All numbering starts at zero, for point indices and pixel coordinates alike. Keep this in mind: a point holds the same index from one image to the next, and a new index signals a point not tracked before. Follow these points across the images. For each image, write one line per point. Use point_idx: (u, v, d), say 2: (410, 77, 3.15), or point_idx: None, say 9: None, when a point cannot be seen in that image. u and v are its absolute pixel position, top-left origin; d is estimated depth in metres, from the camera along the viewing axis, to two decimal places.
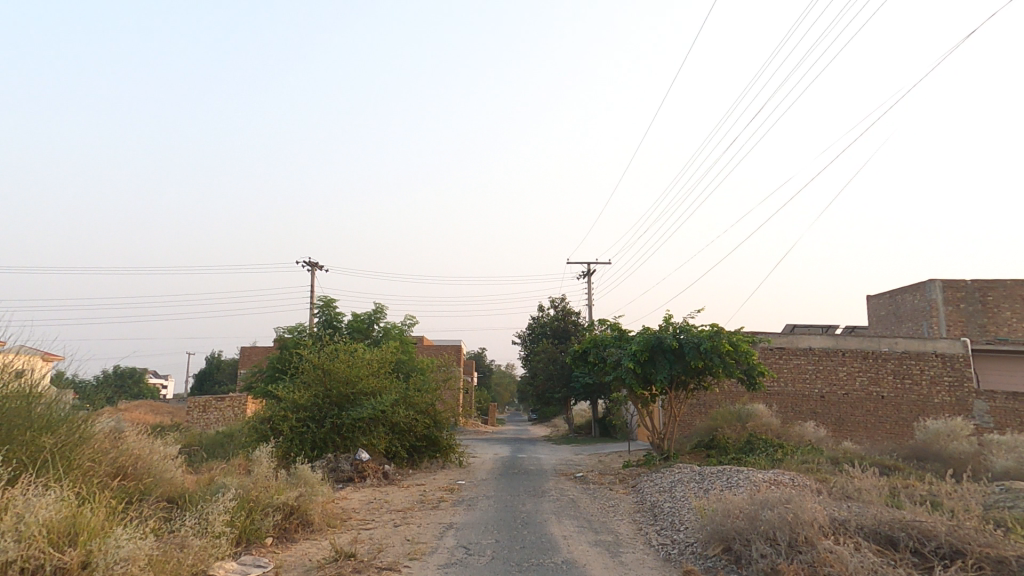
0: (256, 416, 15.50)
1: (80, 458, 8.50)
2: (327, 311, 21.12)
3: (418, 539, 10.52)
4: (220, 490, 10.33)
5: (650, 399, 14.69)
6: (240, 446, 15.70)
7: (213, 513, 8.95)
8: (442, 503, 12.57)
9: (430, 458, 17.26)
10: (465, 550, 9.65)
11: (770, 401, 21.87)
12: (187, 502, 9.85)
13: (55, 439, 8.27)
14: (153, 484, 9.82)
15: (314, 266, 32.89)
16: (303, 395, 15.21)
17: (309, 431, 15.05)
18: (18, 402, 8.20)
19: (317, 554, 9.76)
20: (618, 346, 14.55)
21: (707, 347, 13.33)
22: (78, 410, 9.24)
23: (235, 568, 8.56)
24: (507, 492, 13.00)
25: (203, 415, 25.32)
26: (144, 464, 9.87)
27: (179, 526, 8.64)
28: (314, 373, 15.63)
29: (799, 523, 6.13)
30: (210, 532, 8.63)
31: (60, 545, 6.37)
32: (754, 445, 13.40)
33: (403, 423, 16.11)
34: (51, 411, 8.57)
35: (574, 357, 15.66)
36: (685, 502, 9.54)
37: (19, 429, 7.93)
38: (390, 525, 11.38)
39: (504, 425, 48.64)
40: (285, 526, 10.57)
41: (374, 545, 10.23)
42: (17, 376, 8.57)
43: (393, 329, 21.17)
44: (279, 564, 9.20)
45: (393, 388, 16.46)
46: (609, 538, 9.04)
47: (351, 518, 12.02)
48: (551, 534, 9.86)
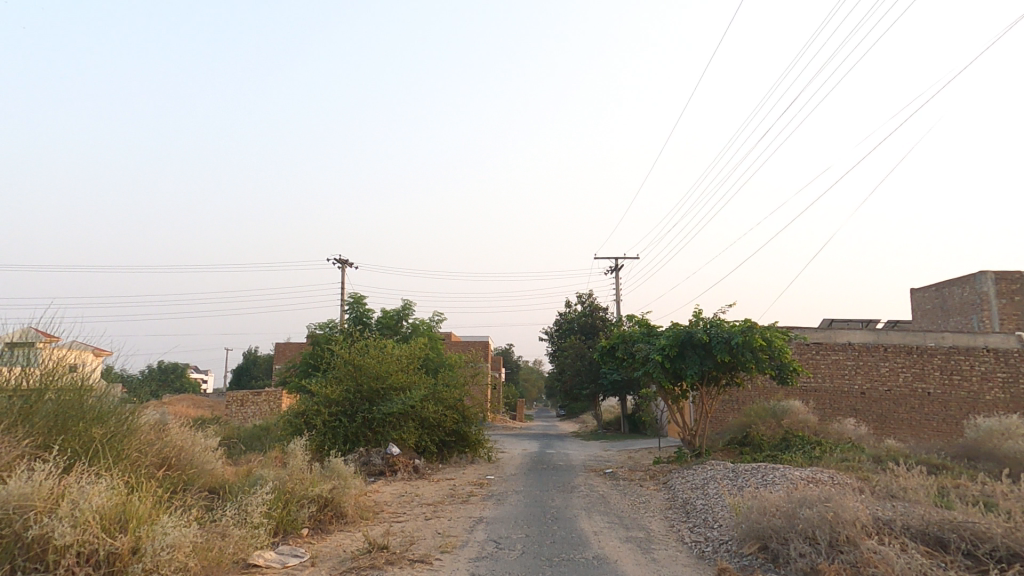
0: (291, 410, 15.91)
1: (128, 448, 8.90)
2: (357, 307, 21.45)
3: (449, 532, 10.66)
4: (258, 482, 10.68)
5: (681, 395, 14.47)
6: (276, 439, 16.11)
7: (252, 504, 9.24)
8: (472, 498, 12.67)
9: (460, 453, 17.44)
10: (496, 544, 9.71)
11: (807, 397, 21.26)
12: (227, 492, 10.21)
13: (105, 430, 8.69)
14: (195, 474, 10.22)
15: (345, 262, 33.53)
16: (335, 389, 15.56)
17: (341, 425, 15.39)
18: (71, 395, 8.65)
19: (351, 545, 9.99)
20: (647, 341, 14.41)
21: (738, 343, 13.04)
22: (125, 403, 9.69)
23: (273, 557, 8.88)
24: (536, 487, 13.04)
25: (240, 409, 26.10)
26: (187, 454, 10.30)
27: (221, 516, 8.97)
28: (345, 368, 15.97)
29: (840, 523, 5.97)
30: (249, 522, 8.93)
31: (112, 531, 6.68)
32: (790, 442, 13.07)
33: (432, 418, 16.29)
34: (101, 403, 9.03)
35: (601, 353, 15.51)
36: (718, 500, 9.37)
37: (74, 420, 8.38)
38: (421, 518, 11.54)
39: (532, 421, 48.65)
40: (320, 518, 10.84)
41: (406, 538, 10.41)
42: (71, 369, 9.02)
43: (422, 325, 21.39)
44: (315, 554, 9.44)
45: (422, 383, 16.66)
46: (640, 534, 8.98)
47: (383, 511, 12.24)
48: (581, 529, 9.84)
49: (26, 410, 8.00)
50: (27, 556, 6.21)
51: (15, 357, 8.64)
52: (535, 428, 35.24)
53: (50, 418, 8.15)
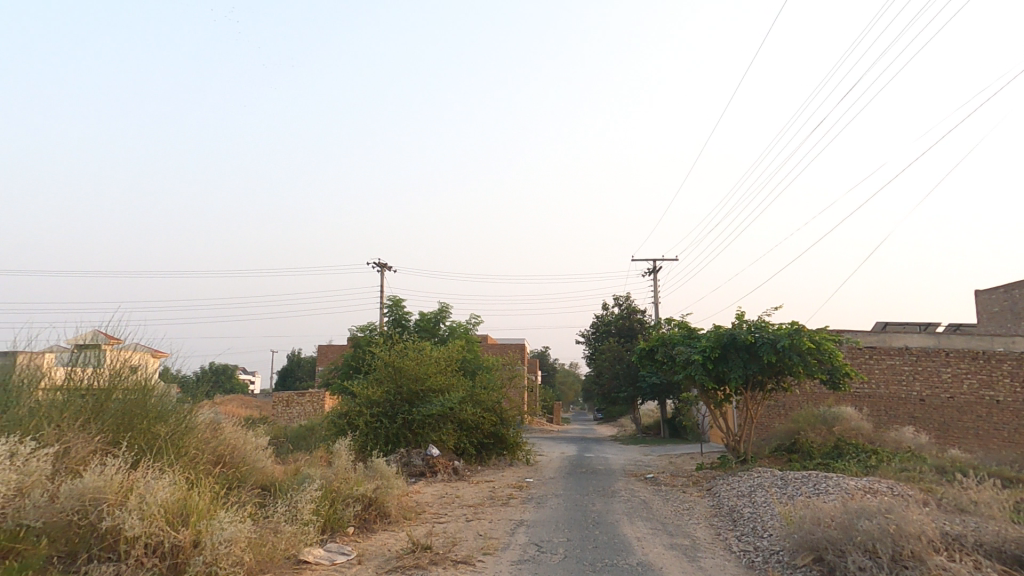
0: (335, 411, 16.34)
1: (188, 446, 9.44)
2: (396, 310, 21.84)
3: (490, 534, 10.75)
4: (306, 481, 11.03)
5: (723, 399, 14.13)
6: (320, 439, 16.57)
7: (302, 501, 9.57)
8: (512, 500, 12.73)
9: (498, 455, 17.52)
10: (537, 548, 9.73)
11: (861, 403, 20.41)
12: (278, 489, 10.58)
13: (167, 428, 9.23)
14: (248, 472, 10.67)
15: (383, 265, 34.33)
16: (375, 391, 15.91)
17: (382, 426, 15.70)
18: (136, 394, 9.18)
19: (396, 545, 10.19)
20: (687, 343, 14.14)
21: (785, 345, 12.64)
22: (183, 403, 10.21)
23: (322, 554, 9.21)
24: (576, 491, 12.97)
25: (286, 409, 26.92)
26: (239, 453, 10.78)
27: (272, 512, 9.34)
28: (385, 370, 16.32)
29: (903, 536, 5.73)
30: (299, 519, 9.27)
31: (175, 525, 7.04)
32: (843, 450, 12.59)
33: (470, 420, 16.45)
34: (162, 402, 9.55)
35: (640, 356, 15.30)
36: (767, 508, 9.11)
37: (139, 418, 8.94)
38: (462, 520, 11.68)
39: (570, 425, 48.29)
40: (365, 517, 11.14)
41: (448, 539, 10.56)
42: (134, 370, 9.57)
43: (459, 327, 21.63)
44: (361, 553, 9.70)
45: (460, 385, 16.86)
46: (685, 541, 8.83)
47: (425, 511, 12.43)
48: (623, 534, 9.76)
49: (97, 407, 8.55)
50: (101, 545, 6.63)
51: (86, 358, 9.21)
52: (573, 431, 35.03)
53: (118, 416, 8.71)
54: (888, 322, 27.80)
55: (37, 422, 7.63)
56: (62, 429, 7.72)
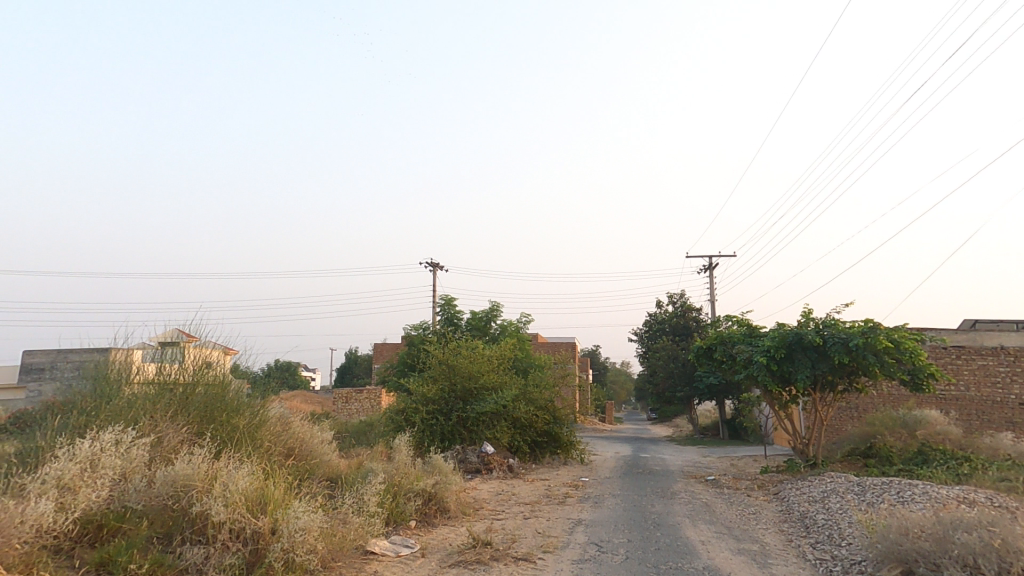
0: (392, 408, 16.80)
1: (262, 439, 9.97)
2: (448, 309, 22.20)
3: (549, 532, 10.75)
4: (369, 474, 11.38)
5: (789, 400, 13.57)
6: (379, 435, 17.08)
7: (368, 494, 9.89)
8: (568, 499, 12.69)
9: (552, 454, 17.53)
10: (598, 548, 9.65)
11: (946, 407, 19.13)
12: (344, 481, 10.97)
13: (243, 421, 9.79)
14: (316, 464, 11.15)
15: (435, 265, 35.01)
16: (431, 389, 16.23)
17: (438, 423, 16.00)
18: (216, 389, 9.78)
19: (456, 540, 10.36)
20: (748, 342, 13.64)
21: (859, 345, 11.99)
22: (257, 398, 10.80)
23: (388, 546, 9.49)
24: (633, 492, 12.78)
25: (345, 405, 27.88)
26: (308, 446, 11.28)
27: (341, 504, 9.70)
28: (439, 368, 16.62)
29: (1008, 551, 5.33)
30: (366, 510, 9.59)
31: (256, 512, 7.42)
32: (927, 456, 11.83)
33: (524, 418, 16.53)
34: (238, 396, 10.13)
35: (698, 355, 14.89)
36: (844, 515, 8.68)
37: (219, 412, 9.54)
38: (520, 517, 11.74)
39: (623, 425, 47.64)
40: (425, 511, 11.39)
41: (507, 535, 10.64)
42: (213, 366, 10.19)
43: (510, 326, 21.76)
44: (424, 546, 9.92)
45: (513, 383, 16.98)
46: (753, 547, 8.54)
47: (482, 507, 12.59)
48: (686, 537, 9.54)
49: (183, 401, 9.18)
50: (192, 529, 7.09)
51: (168, 354, 9.86)
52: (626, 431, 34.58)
53: (201, 409, 9.32)
54: (978, 320, 25.89)
55: (133, 413, 8.30)
56: (154, 420, 8.43)
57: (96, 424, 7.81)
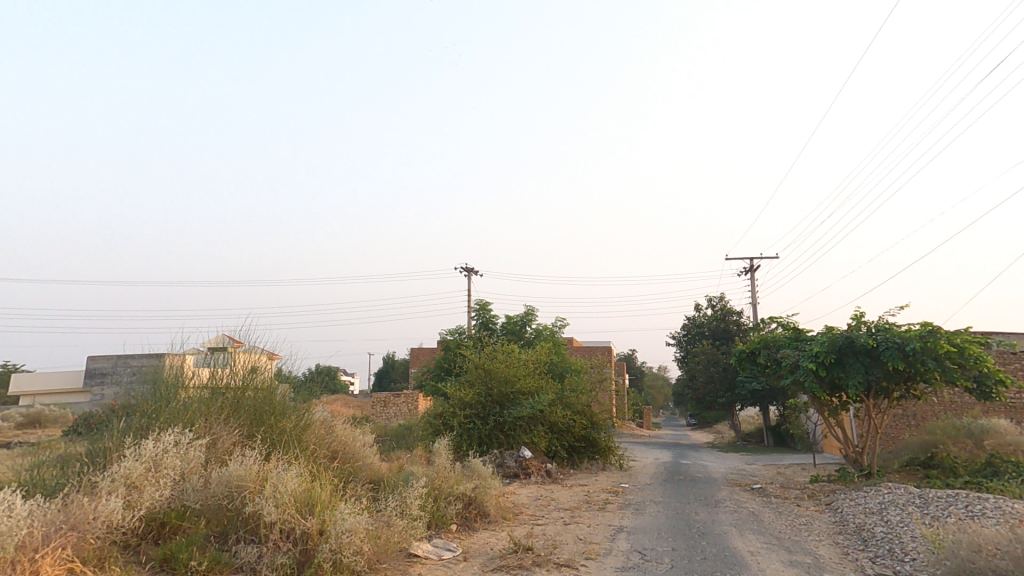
0: (430, 412, 16.96)
1: (308, 441, 10.23)
2: (483, 314, 22.32)
3: (590, 539, 10.63)
4: (411, 477, 11.51)
5: (840, 407, 13.07)
6: (417, 438, 17.27)
7: (410, 497, 10.00)
8: (609, 506, 12.52)
9: (590, 459, 17.37)
10: (642, 556, 9.49)
11: (1015, 415, 18.04)
12: (387, 484, 11.13)
13: (290, 424, 10.07)
14: (359, 467, 11.35)
15: (469, 270, 35.32)
16: (468, 393, 16.31)
17: (476, 427, 16.06)
18: (264, 393, 10.09)
19: (498, 544, 10.36)
20: (795, 347, 13.20)
21: (916, 350, 11.45)
22: (302, 402, 11.08)
23: (430, 549, 9.58)
24: (676, 499, 12.51)
25: (383, 409, 28.35)
26: (351, 449, 11.51)
27: (384, 506, 9.84)
28: (476, 372, 16.71)
29: None
30: (408, 514, 9.69)
31: (305, 513, 7.60)
32: (996, 468, 11.17)
33: (561, 423, 16.46)
34: (285, 400, 10.42)
35: (740, 360, 14.50)
36: (906, 529, 8.28)
37: (267, 414, 9.85)
38: (560, 523, 11.65)
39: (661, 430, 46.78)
40: (466, 515, 11.44)
41: (549, 541, 10.58)
42: (260, 370, 10.51)
43: (545, 330, 21.69)
44: (466, 550, 9.97)
45: (549, 388, 16.93)
46: (807, 559, 8.22)
47: (522, 512, 12.57)
48: (734, 547, 9.27)
49: (235, 403, 9.51)
50: (246, 528, 7.32)
51: (217, 359, 10.21)
52: (665, 436, 33.94)
53: (251, 412, 9.64)
54: None
55: (189, 416, 8.65)
56: (209, 422, 8.79)
57: (157, 425, 8.19)
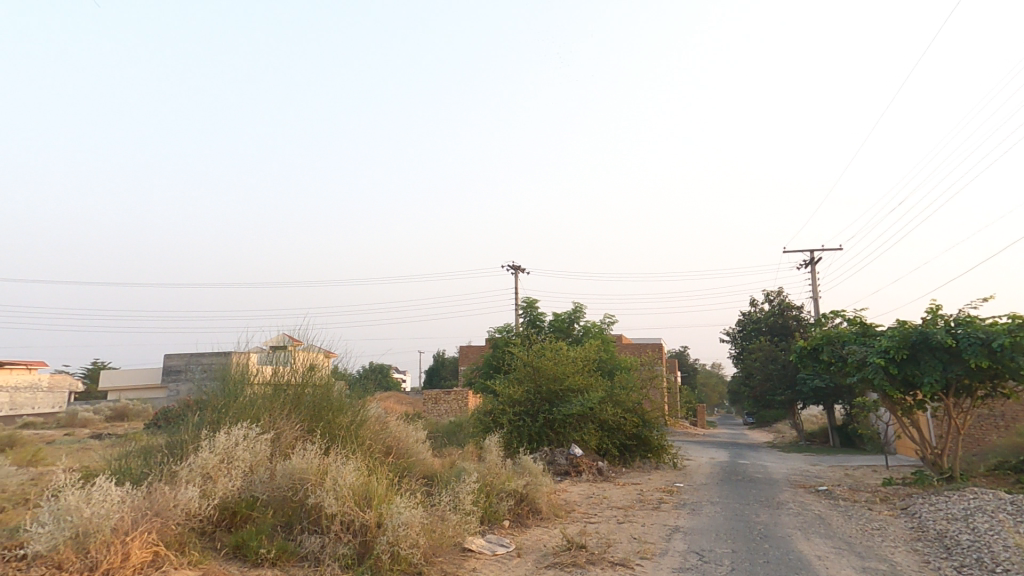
0: (480, 409, 17.11)
1: (364, 437, 10.55)
2: (531, 311, 22.32)
3: (645, 538, 10.41)
4: (463, 473, 11.66)
5: (915, 406, 12.24)
6: (468, 435, 17.49)
7: (463, 492, 10.12)
8: (663, 505, 12.23)
9: (643, 457, 17.05)
10: (699, 557, 9.21)
11: None
12: (440, 479, 11.32)
13: (346, 420, 10.42)
14: (413, 462, 11.59)
15: (516, 268, 35.42)
16: (517, 390, 16.34)
17: (525, 424, 16.07)
18: (322, 389, 10.47)
19: (550, 541, 10.33)
20: (862, 343, 12.45)
21: (1002, 346, 10.55)
22: (356, 399, 11.42)
23: (484, 544, 9.66)
24: (735, 499, 12.07)
25: (435, 406, 28.90)
26: (404, 445, 11.79)
27: (438, 501, 10.00)
28: (524, 369, 16.72)
29: None
30: (462, 509, 9.80)
31: (363, 506, 7.80)
32: None
33: (612, 420, 16.23)
34: (341, 396, 10.78)
35: (801, 356, 13.81)
36: (996, 538, 7.64)
37: (326, 410, 10.23)
38: (614, 521, 11.49)
39: (717, 429, 45.34)
40: (518, 512, 11.46)
41: (602, 539, 10.44)
42: (317, 368, 10.92)
43: (593, 327, 21.46)
44: (519, 546, 10.01)
45: (599, 385, 16.74)
46: (881, 565, 7.74)
47: (574, 510, 12.48)
48: (799, 551, 8.85)
49: (295, 399, 9.94)
50: (309, 518, 7.61)
51: (277, 358, 10.68)
52: (721, 436, 32.87)
53: (311, 408, 10.05)
54: None
55: (255, 411, 9.12)
56: (273, 417, 9.23)
57: (226, 420, 8.68)
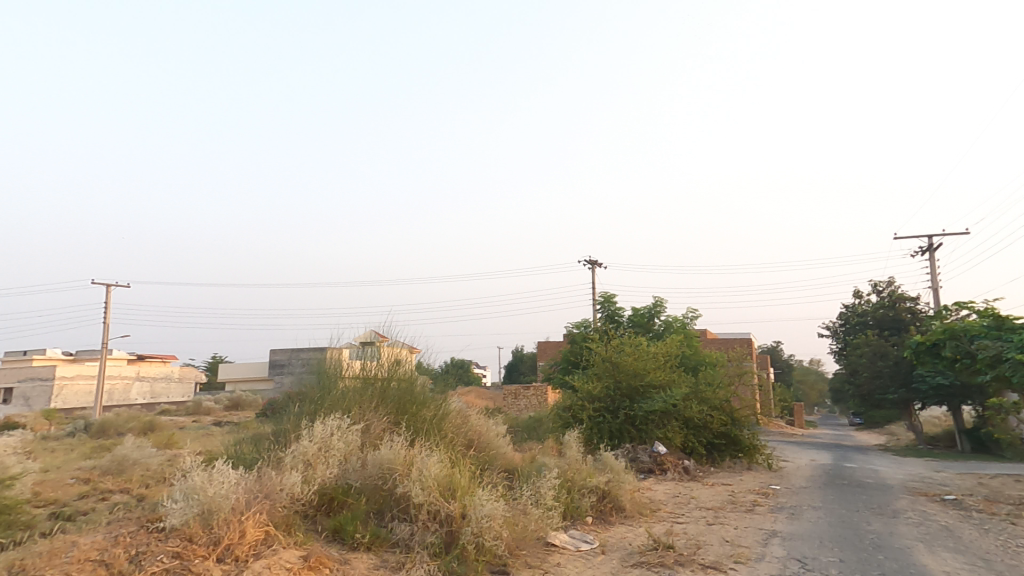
0: (558, 405, 17.06)
1: (446, 430, 10.88)
2: (608, 306, 21.93)
3: (738, 542, 9.90)
4: (543, 468, 11.69)
5: None
6: (547, 431, 17.52)
7: (543, 487, 10.13)
8: (758, 508, 11.55)
9: (733, 457, 16.21)
10: (802, 564, 8.60)
11: None
12: (520, 473, 11.42)
13: (429, 413, 10.79)
14: (494, 456, 11.77)
15: (593, 263, 34.98)
16: (595, 386, 16.13)
17: (605, 421, 15.81)
18: (406, 383, 10.93)
19: (636, 539, 10.10)
20: (995, 336, 11.00)
21: None
22: (437, 392, 11.77)
23: (567, 539, 9.64)
24: (840, 505, 11.15)
25: (514, 400, 29.24)
26: (485, 438, 12.01)
27: (520, 495, 10.09)
28: (603, 365, 16.47)
29: None
30: (543, 503, 9.81)
31: (447, 497, 7.99)
32: None
33: (697, 418, 15.60)
34: (424, 390, 11.19)
35: (918, 351, 12.47)
36: None
37: (410, 403, 10.66)
38: (703, 522, 11.01)
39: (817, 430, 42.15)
40: (600, 508, 11.31)
41: (691, 540, 10.05)
42: (402, 363, 11.40)
43: (675, 322, 20.70)
44: (603, 543, 9.88)
45: (682, 382, 16.14)
46: None
47: (660, 509, 12.11)
48: (920, 565, 8.01)
49: (382, 392, 10.44)
50: (398, 507, 7.96)
51: (366, 353, 11.28)
52: (823, 437, 30.51)
53: (397, 400, 10.51)
54: None
55: (347, 403, 9.70)
56: (362, 409, 9.77)
57: (321, 411, 9.33)
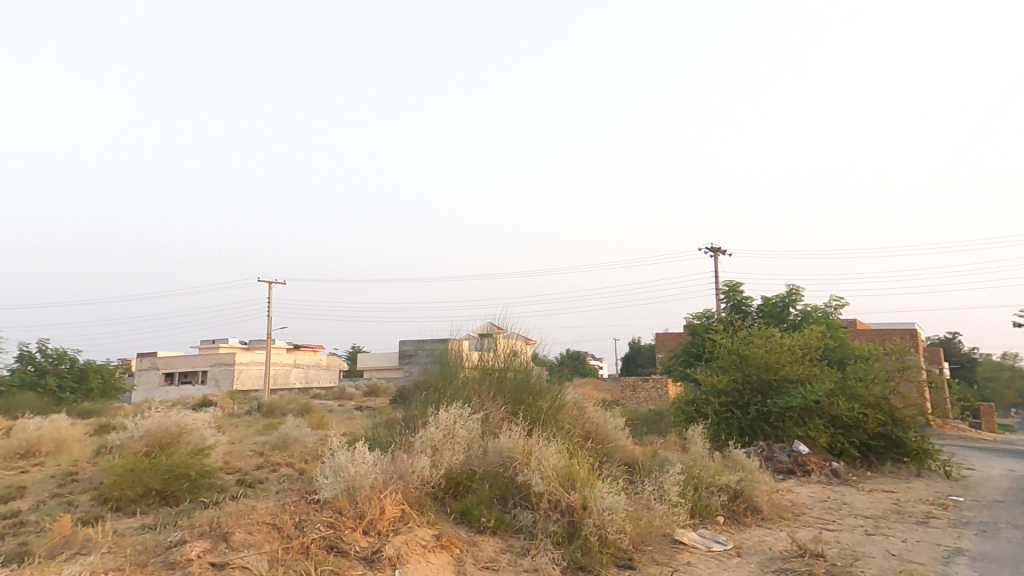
0: (680, 398, 16.23)
1: (563, 421, 10.85)
2: (734, 295, 20.46)
3: (908, 557, 8.64)
4: (666, 463, 11.18)
5: None
6: (670, 425, 16.76)
7: (667, 482, 9.66)
8: (931, 521, 10.01)
9: (895, 462, 14.23)
10: None
11: None
12: (641, 467, 11.03)
13: (546, 403, 10.83)
14: (612, 449, 11.49)
15: (716, 249, 32.83)
16: (722, 379, 15.09)
17: (734, 416, 14.71)
18: (522, 373, 11.07)
19: (777, 544, 9.27)
20: None
21: None
22: (552, 383, 11.76)
23: (697, 538, 9.12)
24: None
25: (633, 393, 28.48)
26: (602, 431, 11.76)
27: (642, 489, 9.72)
28: (729, 357, 15.38)
29: None
30: (667, 499, 9.35)
31: (567, 486, 7.90)
32: None
33: (847, 416, 14.00)
34: (540, 381, 11.25)
35: None
36: None
37: (527, 394, 10.78)
38: (859, 532, 9.79)
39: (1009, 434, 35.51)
40: (733, 509, 10.54)
41: (845, 551, 8.97)
42: (519, 353, 11.57)
43: (814, 311, 18.72)
44: (738, 545, 9.19)
45: (825, 376, 14.55)
46: None
47: (804, 513, 11.00)
48: None
49: (499, 382, 10.69)
50: (520, 494, 8.05)
51: (485, 345, 11.62)
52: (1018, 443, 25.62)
53: (513, 390, 10.69)
54: None
55: (467, 392, 10.08)
56: (481, 399, 10.07)
57: (444, 399, 9.79)
